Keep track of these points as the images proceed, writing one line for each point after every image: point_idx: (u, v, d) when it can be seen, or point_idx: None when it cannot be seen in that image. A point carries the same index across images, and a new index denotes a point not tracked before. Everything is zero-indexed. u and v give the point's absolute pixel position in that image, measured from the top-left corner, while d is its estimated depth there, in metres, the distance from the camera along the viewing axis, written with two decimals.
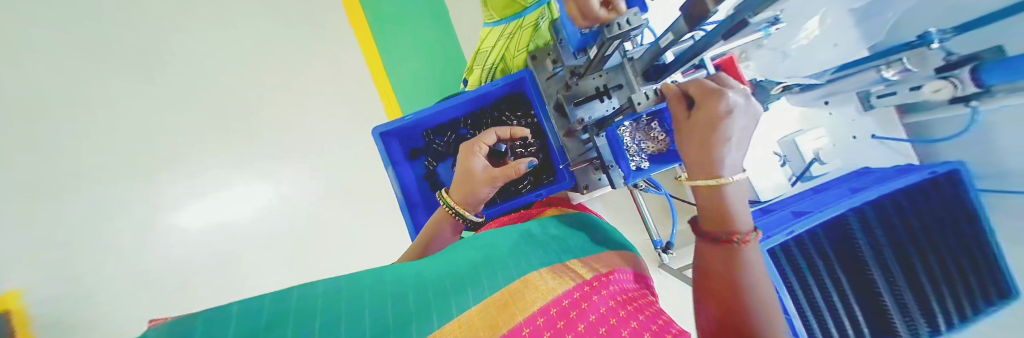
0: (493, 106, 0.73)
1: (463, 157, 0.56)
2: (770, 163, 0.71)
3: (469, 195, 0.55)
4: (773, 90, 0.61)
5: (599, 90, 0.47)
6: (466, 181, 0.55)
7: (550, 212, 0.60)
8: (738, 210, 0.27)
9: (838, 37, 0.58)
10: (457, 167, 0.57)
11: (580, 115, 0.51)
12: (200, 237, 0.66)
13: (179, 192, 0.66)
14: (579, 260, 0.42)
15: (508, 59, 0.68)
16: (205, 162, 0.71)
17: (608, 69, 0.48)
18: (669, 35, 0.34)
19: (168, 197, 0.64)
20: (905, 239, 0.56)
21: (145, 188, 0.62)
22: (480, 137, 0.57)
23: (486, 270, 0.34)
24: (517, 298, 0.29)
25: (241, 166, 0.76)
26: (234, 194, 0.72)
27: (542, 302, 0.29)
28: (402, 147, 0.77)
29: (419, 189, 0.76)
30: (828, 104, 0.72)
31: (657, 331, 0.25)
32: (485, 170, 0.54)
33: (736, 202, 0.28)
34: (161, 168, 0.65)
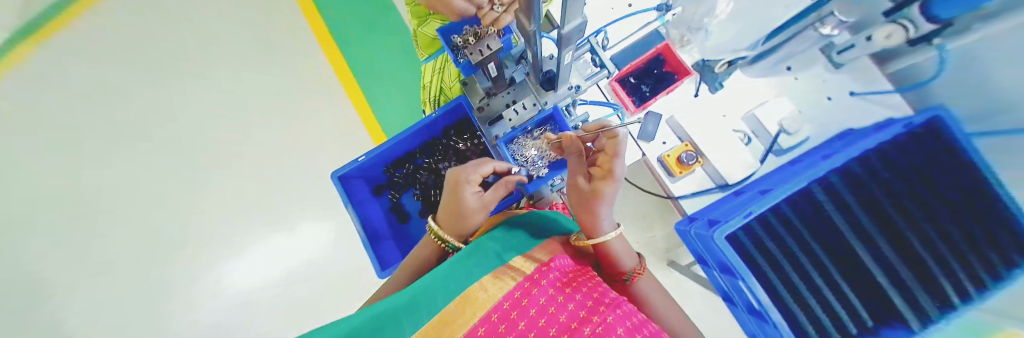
0: (444, 133, 0.74)
1: (453, 189, 0.51)
2: (732, 141, 0.69)
3: (465, 228, 0.54)
4: (717, 68, 0.70)
5: (509, 104, 0.59)
6: (459, 218, 0.52)
7: (492, 222, 0.60)
8: (620, 263, 0.48)
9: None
10: (445, 194, 0.53)
11: (497, 132, 0.59)
12: (236, 284, 1.14)
13: (224, 247, 1.16)
14: (523, 256, 0.43)
15: (446, 90, 0.73)
16: (238, 229, 1.18)
17: (511, 86, 0.61)
18: (532, 51, 0.44)
19: (219, 252, 1.15)
20: (907, 193, 0.45)
21: (192, 248, 1.13)
22: (476, 168, 0.52)
23: (424, 299, 0.35)
24: (458, 315, 0.31)
25: (268, 228, 1.21)
26: (254, 258, 1.18)
27: (482, 311, 0.31)
28: (367, 186, 0.79)
29: (388, 222, 0.77)
30: (791, 69, 0.68)
31: (591, 308, 0.33)
32: (479, 202, 0.53)
33: (618, 254, 0.48)
34: (204, 236, 1.16)
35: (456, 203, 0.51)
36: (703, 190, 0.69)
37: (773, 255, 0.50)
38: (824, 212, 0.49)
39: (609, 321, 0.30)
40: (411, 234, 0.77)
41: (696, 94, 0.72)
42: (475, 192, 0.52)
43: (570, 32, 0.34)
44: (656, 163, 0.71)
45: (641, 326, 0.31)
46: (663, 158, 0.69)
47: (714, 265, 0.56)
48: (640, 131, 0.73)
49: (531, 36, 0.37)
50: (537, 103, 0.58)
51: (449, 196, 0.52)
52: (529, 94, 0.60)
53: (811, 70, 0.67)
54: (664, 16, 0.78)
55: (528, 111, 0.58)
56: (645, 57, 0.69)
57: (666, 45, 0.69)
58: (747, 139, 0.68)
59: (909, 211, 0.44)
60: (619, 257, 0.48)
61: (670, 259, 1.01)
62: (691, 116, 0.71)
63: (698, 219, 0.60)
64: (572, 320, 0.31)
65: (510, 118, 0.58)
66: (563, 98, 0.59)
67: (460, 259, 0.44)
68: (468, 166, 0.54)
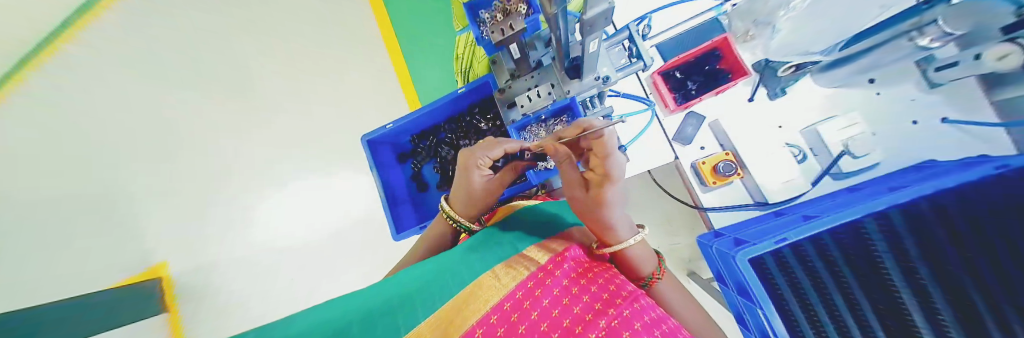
0: (469, 111, 0.73)
1: (463, 171, 0.53)
2: (780, 156, 0.62)
3: (474, 210, 0.57)
4: (783, 72, 0.61)
5: (530, 89, 0.57)
6: (470, 199, 0.55)
7: (501, 212, 0.60)
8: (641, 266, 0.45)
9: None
10: (456, 175, 0.55)
11: (512, 116, 0.59)
12: None
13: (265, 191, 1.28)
14: (536, 246, 0.43)
15: (476, 65, 0.72)
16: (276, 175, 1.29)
17: (536, 70, 0.58)
18: (555, 30, 0.39)
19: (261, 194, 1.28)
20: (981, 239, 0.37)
21: None
22: (484, 150, 0.52)
23: (438, 284, 0.36)
24: (472, 301, 0.32)
25: None
26: None
27: (496, 298, 0.32)
28: (393, 152, 0.81)
29: (409, 188, 0.80)
30: (874, 82, 0.59)
31: (607, 301, 0.33)
32: (488, 182, 0.55)
33: (637, 257, 0.45)
34: None
35: (467, 186, 0.54)
36: (739, 204, 0.63)
37: (801, 284, 0.50)
38: (867, 241, 0.44)
39: (625, 316, 0.30)
40: (428, 202, 0.78)
41: (750, 98, 0.64)
42: (483, 173, 0.54)
43: (595, 18, 0.32)
44: (688, 170, 0.66)
45: (661, 323, 0.31)
46: (697, 164, 0.63)
47: (733, 288, 0.52)
48: (676, 133, 0.67)
49: (554, 19, 0.35)
50: (552, 93, 0.54)
51: (460, 177, 0.54)
52: (552, 80, 0.56)
53: (900, 86, 0.57)
54: (721, 6, 0.69)
55: (542, 99, 0.54)
56: (697, 51, 0.63)
57: (724, 38, 0.61)
58: (802, 155, 0.61)
59: (962, 239, 0.38)
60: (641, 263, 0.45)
61: (690, 269, 0.94)
62: (739, 122, 0.64)
63: (724, 235, 0.57)
64: (586, 312, 0.31)
65: (523, 104, 0.55)
66: (588, 89, 0.54)
67: (472, 249, 0.44)
68: (477, 148, 0.53)
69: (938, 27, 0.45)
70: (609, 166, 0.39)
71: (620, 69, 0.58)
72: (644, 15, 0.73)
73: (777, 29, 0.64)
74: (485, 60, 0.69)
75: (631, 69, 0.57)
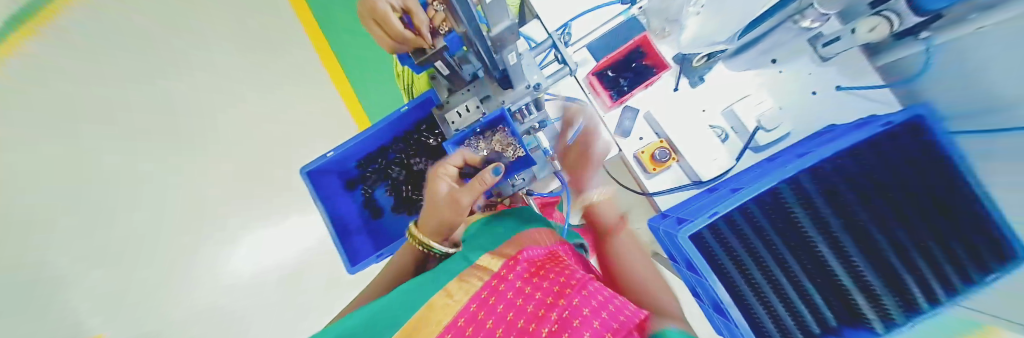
0: (416, 128, 0.73)
1: (429, 184, 0.55)
2: (706, 137, 0.68)
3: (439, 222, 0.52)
4: (697, 62, 0.67)
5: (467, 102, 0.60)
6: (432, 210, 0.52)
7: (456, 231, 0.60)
8: None
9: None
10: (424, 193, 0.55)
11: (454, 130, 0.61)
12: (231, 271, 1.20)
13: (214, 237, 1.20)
14: (490, 254, 0.42)
15: (416, 83, 0.74)
16: (230, 217, 1.22)
17: (472, 84, 0.61)
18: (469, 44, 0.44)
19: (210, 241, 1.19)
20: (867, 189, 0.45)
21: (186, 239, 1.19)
22: (446, 161, 0.55)
23: (387, 318, 0.33)
24: (424, 326, 0.30)
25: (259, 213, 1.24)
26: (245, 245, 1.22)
27: (451, 317, 0.30)
28: (340, 180, 0.78)
29: (361, 216, 0.78)
30: (777, 62, 0.67)
31: (558, 293, 0.32)
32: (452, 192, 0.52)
33: None
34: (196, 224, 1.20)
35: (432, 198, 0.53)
36: (680, 185, 0.68)
37: (736, 251, 0.52)
38: (787, 206, 0.49)
39: (574, 305, 0.30)
40: (384, 228, 0.76)
41: (676, 88, 0.70)
42: (448, 183, 0.54)
43: (501, 32, 0.39)
44: (631, 160, 0.71)
45: (609, 302, 0.32)
46: (638, 154, 0.69)
47: (682, 264, 0.57)
48: (616, 127, 0.72)
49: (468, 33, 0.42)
50: (481, 106, 0.59)
51: (427, 192, 0.55)
52: (486, 92, 0.60)
53: (799, 62, 0.65)
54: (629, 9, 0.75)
55: (472, 113, 0.59)
56: (623, 50, 0.69)
57: (643, 36, 0.68)
58: (724, 135, 0.67)
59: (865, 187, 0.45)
60: None
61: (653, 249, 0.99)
62: (670, 110, 0.69)
63: (671, 215, 0.62)
64: (540, 308, 0.31)
65: (454, 121, 0.60)
66: (522, 97, 0.57)
67: (422, 273, 0.42)
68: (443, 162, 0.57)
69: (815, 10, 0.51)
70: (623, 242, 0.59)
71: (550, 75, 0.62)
72: (565, 23, 0.78)
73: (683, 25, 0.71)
74: (423, 76, 0.71)
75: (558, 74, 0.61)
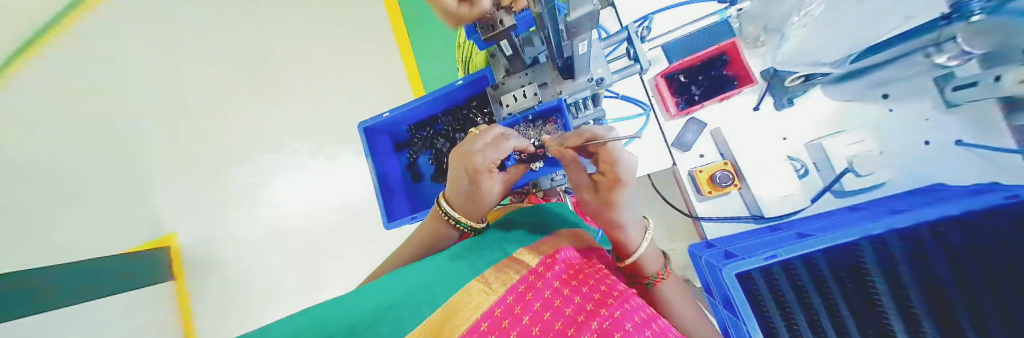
0: (468, 103, 0.73)
1: (479, 176, 0.44)
2: (783, 170, 0.61)
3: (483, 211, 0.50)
4: (789, 81, 0.62)
5: (522, 85, 0.57)
6: (477, 198, 0.47)
7: (492, 215, 0.60)
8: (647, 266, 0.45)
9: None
10: (463, 176, 0.45)
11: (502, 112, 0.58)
12: None
13: None
14: (525, 248, 0.40)
15: (473, 57, 0.74)
16: None
17: (531, 68, 0.58)
18: (542, 21, 0.37)
19: None
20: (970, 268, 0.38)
21: None
22: (500, 144, 0.43)
23: (425, 289, 0.32)
24: (460, 308, 0.28)
25: None
26: None
27: (487, 304, 0.29)
28: (389, 140, 0.81)
29: (403, 178, 0.80)
30: (887, 98, 0.58)
31: (598, 301, 0.30)
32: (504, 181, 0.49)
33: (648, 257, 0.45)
34: None
35: (486, 192, 0.46)
36: (735, 216, 0.63)
37: (787, 301, 0.49)
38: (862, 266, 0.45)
39: (616, 316, 0.27)
40: (420, 193, 0.78)
41: (755, 107, 0.64)
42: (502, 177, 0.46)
43: (579, 18, 0.32)
44: (685, 177, 0.67)
45: (653, 321, 0.28)
46: (695, 173, 0.64)
47: (719, 301, 0.51)
48: (675, 139, 0.67)
49: (543, 18, 0.35)
50: (538, 94, 0.54)
51: (469, 178, 0.45)
52: (544, 79, 0.56)
53: (915, 104, 0.56)
54: (727, 9, 0.68)
55: (528, 100, 0.55)
56: (704, 55, 0.63)
57: (731, 42, 0.62)
58: (804, 170, 0.61)
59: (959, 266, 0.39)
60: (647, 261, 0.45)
61: (685, 277, 0.92)
62: (741, 131, 0.64)
63: (716, 246, 0.57)
64: (578, 314, 0.28)
65: (508, 103, 0.56)
66: (581, 90, 0.54)
67: (457, 256, 0.41)
68: (481, 142, 0.43)
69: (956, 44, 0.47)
70: (620, 171, 0.37)
71: (615, 72, 0.57)
72: (647, 15, 0.74)
73: (787, 37, 0.62)
74: (482, 53, 0.70)
75: (624, 73, 0.56)
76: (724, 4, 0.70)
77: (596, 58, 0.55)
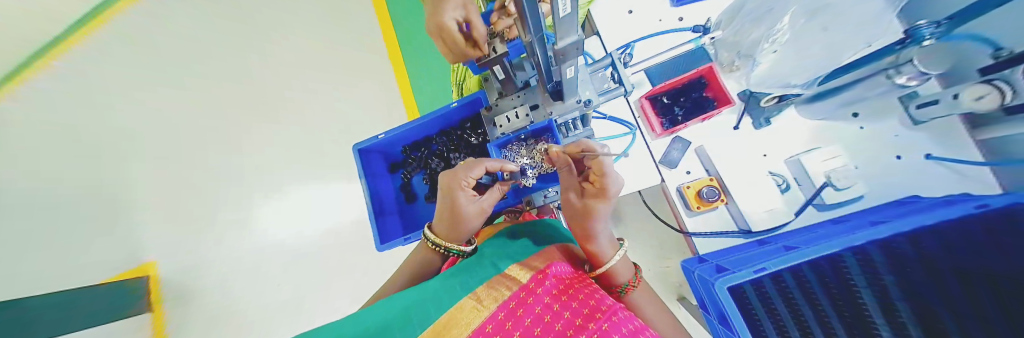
0: (462, 125, 0.75)
1: (448, 196, 0.51)
2: (765, 184, 0.64)
3: (467, 235, 0.54)
4: (766, 101, 0.64)
5: (514, 106, 0.59)
6: (460, 224, 0.51)
7: (484, 235, 0.61)
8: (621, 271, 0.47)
9: (825, 20, 0.60)
10: (440, 202, 0.53)
11: (495, 133, 0.60)
12: None
13: None
14: (518, 264, 0.41)
15: (467, 80, 0.77)
16: None
17: (522, 91, 0.60)
18: (532, 48, 0.40)
19: None
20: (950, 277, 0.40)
21: None
22: (466, 170, 0.51)
23: (416, 309, 0.32)
24: (452, 326, 0.29)
25: None
26: None
27: (478, 320, 0.29)
28: (384, 161, 0.82)
29: (396, 198, 0.80)
30: (857, 117, 0.61)
31: (587, 315, 0.30)
32: (474, 206, 0.51)
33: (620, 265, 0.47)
34: None
35: (454, 211, 0.51)
36: (724, 231, 0.64)
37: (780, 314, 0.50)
38: (849, 277, 0.46)
39: (605, 329, 0.28)
40: (414, 214, 0.78)
41: (737, 126, 0.66)
42: (469, 194, 0.51)
43: (566, 47, 0.35)
44: (674, 194, 0.68)
45: (641, 334, 0.29)
46: (683, 188, 0.66)
47: (714, 316, 0.52)
48: (663, 156, 0.70)
49: (532, 46, 0.38)
50: (530, 114, 0.57)
51: (443, 201, 0.52)
52: (536, 101, 0.59)
53: (882, 122, 0.60)
54: (700, 38, 0.74)
55: (521, 120, 0.57)
56: (684, 78, 0.68)
57: (710, 67, 0.66)
58: (786, 185, 0.63)
59: (940, 275, 0.41)
60: (620, 270, 0.47)
61: (681, 294, 0.92)
62: (725, 149, 0.67)
63: (707, 261, 0.58)
64: (568, 328, 0.29)
65: (502, 124, 0.58)
66: (570, 111, 0.56)
67: (450, 275, 0.41)
68: (459, 169, 0.52)
69: (914, 66, 0.54)
70: (608, 181, 0.44)
71: (602, 93, 0.60)
72: (628, 43, 0.78)
73: (758, 62, 0.67)
74: (476, 76, 0.74)
75: (610, 94, 0.59)
76: (698, 34, 0.74)
77: (584, 81, 0.57)
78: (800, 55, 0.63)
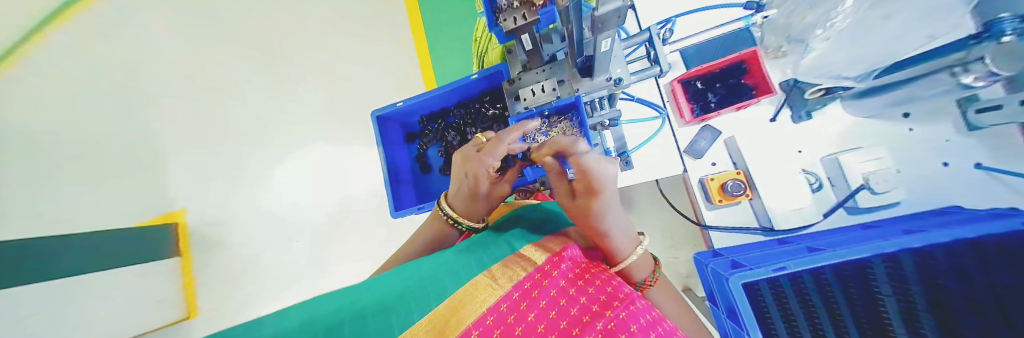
0: (481, 98, 0.73)
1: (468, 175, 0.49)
2: (796, 182, 0.61)
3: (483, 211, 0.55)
4: (810, 94, 0.60)
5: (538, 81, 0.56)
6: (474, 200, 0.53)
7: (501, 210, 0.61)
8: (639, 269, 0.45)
9: (889, 7, 0.56)
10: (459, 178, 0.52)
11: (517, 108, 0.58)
12: None
13: None
14: (533, 245, 0.40)
15: (489, 52, 0.74)
16: None
17: (548, 65, 0.57)
18: (566, 14, 0.36)
19: None
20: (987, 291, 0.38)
21: None
22: (486, 155, 0.47)
23: (430, 282, 0.32)
24: (468, 301, 0.29)
25: None
26: None
27: (493, 298, 0.29)
28: (400, 131, 0.81)
29: (411, 168, 0.80)
30: (908, 117, 0.57)
31: (604, 303, 0.30)
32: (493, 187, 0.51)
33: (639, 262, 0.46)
34: None
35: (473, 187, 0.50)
36: (745, 227, 0.63)
37: (791, 309, 0.51)
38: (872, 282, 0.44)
39: (622, 319, 0.27)
40: (429, 185, 0.78)
41: (773, 118, 0.63)
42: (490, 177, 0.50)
43: (606, 14, 0.31)
44: (696, 185, 0.66)
45: (658, 325, 0.28)
46: (706, 180, 0.63)
47: (723, 310, 0.52)
48: (689, 146, 0.67)
49: (567, 11, 0.34)
50: (556, 89, 0.54)
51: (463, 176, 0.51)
52: (562, 76, 0.55)
53: (935, 125, 0.55)
54: (752, 16, 0.68)
55: (545, 95, 0.54)
56: (722, 63, 0.63)
57: (753, 51, 0.61)
58: (818, 183, 0.60)
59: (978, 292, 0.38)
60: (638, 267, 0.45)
61: (686, 285, 0.92)
62: (755, 142, 0.63)
63: (722, 255, 0.57)
64: (583, 314, 0.28)
65: (526, 97, 0.55)
66: (599, 89, 0.53)
67: (465, 249, 0.41)
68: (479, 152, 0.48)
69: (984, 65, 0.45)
70: (591, 179, 0.38)
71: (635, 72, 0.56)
72: (666, 22, 0.72)
73: (811, 48, 0.62)
74: (499, 47, 0.70)
75: (644, 74, 0.55)
76: (750, 11, 0.68)
77: (617, 57, 0.53)
78: (860, 45, 0.58)
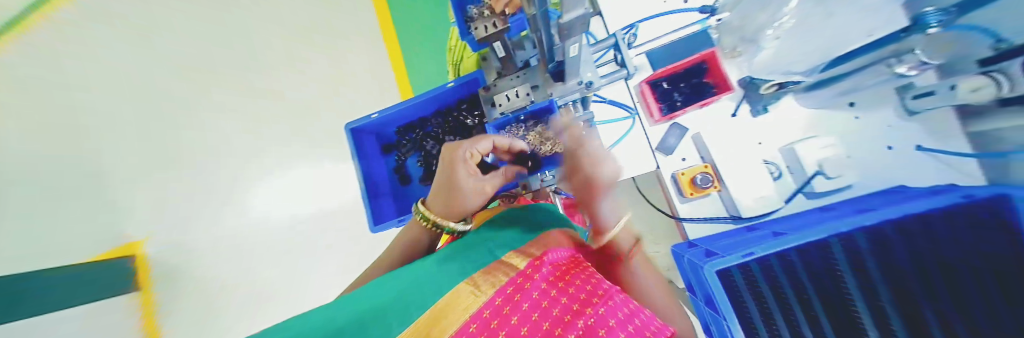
0: (458, 106, 0.73)
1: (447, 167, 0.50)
2: (758, 172, 0.65)
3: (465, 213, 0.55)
4: (766, 89, 0.65)
5: (512, 87, 0.58)
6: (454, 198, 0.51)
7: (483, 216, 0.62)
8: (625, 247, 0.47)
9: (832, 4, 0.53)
10: (439, 175, 0.52)
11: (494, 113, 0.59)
12: None
13: None
14: (515, 252, 0.41)
15: (464, 60, 0.75)
16: None
17: (522, 71, 0.59)
18: (533, 22, 0.38)
19: None
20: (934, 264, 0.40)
21: None
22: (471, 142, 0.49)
23: (413, 293, 0.32)
24: (451, 309, 0.29)
25: None
26: None
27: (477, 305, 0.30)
28: (377, 143, 0.81)
29: (390, 180, 0.80)
30: (854, 106, 0.62)
31: (584, 301, 0.31)
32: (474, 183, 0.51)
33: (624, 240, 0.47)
34: None
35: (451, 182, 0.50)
36: (716, 217, 0.66)
37: (765, 297, 0.51)
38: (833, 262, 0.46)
39: (601, 314, 0.28)
40: (409, 195, 0.78)
41: (733, 113, 0.67)
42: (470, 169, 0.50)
43: (570, 21, 0.33)
44: (668, 180, 0.69)
45: (636, 317, 0.30)
46: (677, 175, 0.67)
47: (701, 299, 0.54)
48: (659, 143, 0.70)
49: (534, 20, 0.36)
50: (530, 94, 0.56)
51: (442, 172, 0.51)
52: (536, 82, 0.57)
53: (878, 112, 0.60)
54: (708, 19, 0.73)
55: (521, 100, 0.56)
56: (685, 62, 0.67)
57: (711, 52, 0.65)
58: (778, 172, 0.64)
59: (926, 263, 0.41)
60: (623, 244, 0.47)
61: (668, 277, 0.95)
62: (719, 136, 0.67)
63: (698, 246, 0.59)
64: (564, 313, 0.30)
65: (501, 103, 0.57)
66: (571, 92, 0.55)
67: (447, 259, 0.42)
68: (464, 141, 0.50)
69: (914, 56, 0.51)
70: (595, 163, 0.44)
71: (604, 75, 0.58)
72: (631, 25, 0.76)
73: (762, 47, 0.65)
74: (473, 55, 0.71)
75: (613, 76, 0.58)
76: (705, 14, 0.73)
77: (586, 61, 0.56)
78: (800, 45, 0.59)
